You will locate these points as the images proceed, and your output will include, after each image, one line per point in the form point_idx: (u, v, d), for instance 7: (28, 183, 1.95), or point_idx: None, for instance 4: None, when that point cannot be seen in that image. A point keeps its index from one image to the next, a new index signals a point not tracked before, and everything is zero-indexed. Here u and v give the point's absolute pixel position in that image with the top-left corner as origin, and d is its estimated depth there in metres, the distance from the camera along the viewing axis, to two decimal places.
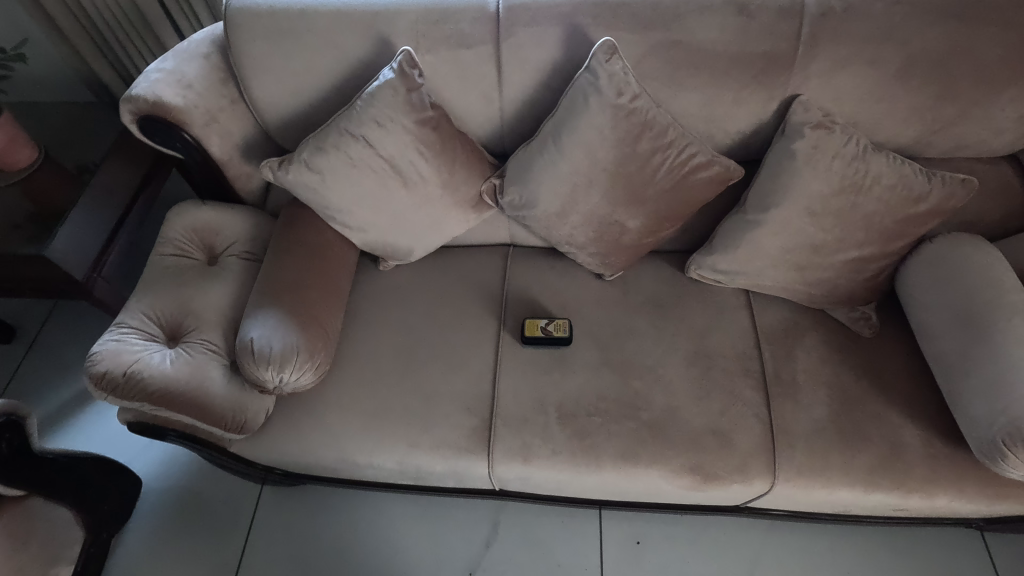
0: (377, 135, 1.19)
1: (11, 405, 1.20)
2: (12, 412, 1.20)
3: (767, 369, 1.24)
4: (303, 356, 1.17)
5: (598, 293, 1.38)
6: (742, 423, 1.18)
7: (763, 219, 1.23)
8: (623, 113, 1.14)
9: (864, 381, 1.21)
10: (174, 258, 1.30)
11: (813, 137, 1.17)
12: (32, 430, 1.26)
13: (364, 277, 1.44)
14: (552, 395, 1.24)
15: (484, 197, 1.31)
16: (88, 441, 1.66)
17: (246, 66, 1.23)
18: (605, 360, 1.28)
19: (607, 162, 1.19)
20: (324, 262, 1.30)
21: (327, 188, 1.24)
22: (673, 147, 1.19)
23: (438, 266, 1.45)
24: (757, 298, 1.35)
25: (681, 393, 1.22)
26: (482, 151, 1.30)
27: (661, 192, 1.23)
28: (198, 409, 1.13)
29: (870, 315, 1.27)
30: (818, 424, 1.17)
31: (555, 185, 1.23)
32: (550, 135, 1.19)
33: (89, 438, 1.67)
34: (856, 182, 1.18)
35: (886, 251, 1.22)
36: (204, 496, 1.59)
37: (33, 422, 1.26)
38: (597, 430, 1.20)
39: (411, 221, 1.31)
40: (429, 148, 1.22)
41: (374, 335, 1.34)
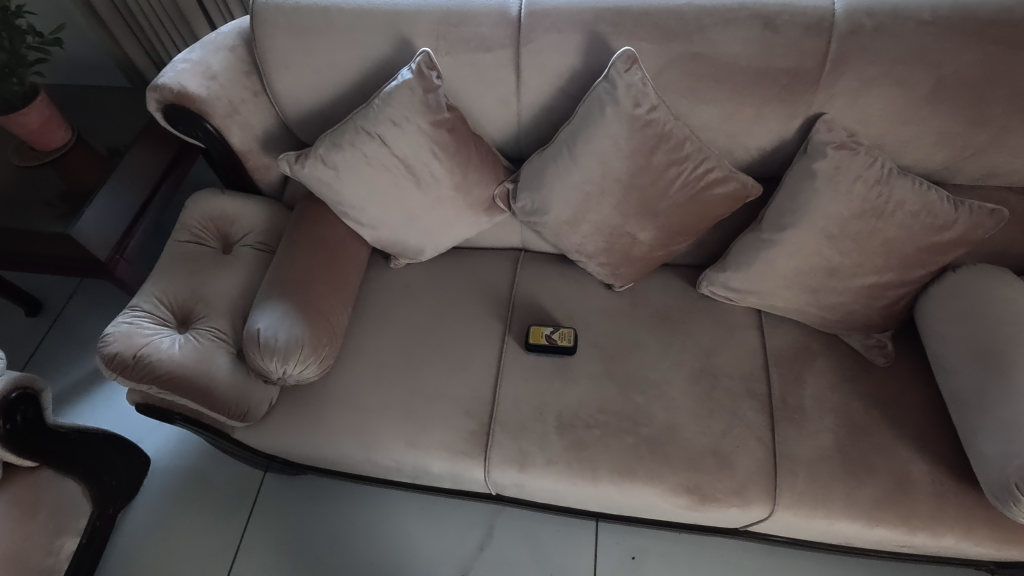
0: (392, 135, 1.20)
1: (28, 379, 1.25)
2: (28, 386, 1.26)
3: (774, 393, 1.21)
4: (307, 349, 1.19)
5: (606, 304, 1.36)
6: (743, 445, 1.16)
7: (778, 238, 1.21)
8: (639, 124, 1.12)
9: (874, 412, 1.17)
10: (189, 244, 1.32)
11: (835, 158, 1.14)
12: (47, 405, 1.31)
13: (374, 274, 1.45)
14: (553, 404, 1.23)
15: (497, 201, 1.31)
16: (102, 417, 1.71)
17: (270, 60, 1.25)
18: (609, 371, 1.26)
19: (621, 173, 1.17)
20: (335, 257, 1.32)
21: (341, 184, 1.26)
22: (689, 160, 1.17)
23: (448, 267, 1.46)
24: (769, 318, 1.31)
25: (684, 411, 1.20)
26: (497, 155, 1.30)
27: (674, 206, 1.20)
28: (204, 395, 1.15)
29: (885, 343, 1.22)
30: (822, 452, 1.14)
31: (567, 192, 1.22)
32: (566, 142, 1.18)
33: (104, 414, 1.72)
34: (878, 206, 1.14)
35: (906, 278, 1.18)
36: (209, 477, 1.63)
37: (49, 397, 1.31)
38: (594, 442, 1.19)
39: (422, 220, 1.31)
40: (443, 150, 1.21)
41: (380, 332, 1.35)
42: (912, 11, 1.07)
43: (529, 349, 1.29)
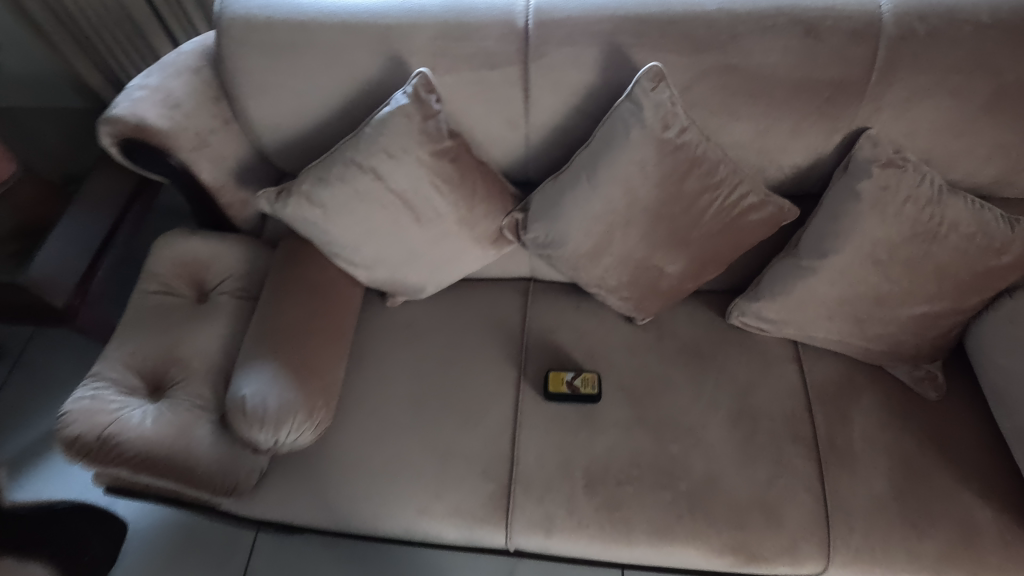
0: (387, 167, 1.05)
1: None
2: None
3: (820, 435, 1.10)
4: (300, 415, 1.05)
5: (629, 339, 1.24)
6: (792, 497, 1.05)
7: (820, 265, 1.10)
8: (668, 148, 1.01)
9: (929, 451, 1.07)
10: (159, 296, 1.17)
11: (882, 177, 1.04)
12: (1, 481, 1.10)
13: (369, 315, 1.31)
14: (579, 458, 1.11)
15: (505, 232, 1.17)
16: (68, 483, 1.50)
17: (242, 84, 1.09)
18: (638, 418, 1.14)
19: (648, 202, 1.05)
20: (327, 304, 1.17)
21: (330, 223, 1.11)
22: (723, 185, 1.05)
23: (451, 303, 1.32)
24: (806, 349, 1.20)
25: (724, 460, 1.09)
26: (504, 182, 1.16)
27: (706, 235, 1.09)
28: (184, 474, 1.00)
29: (936, 374, 1.13)
30: (878, 501, 1.04)
31: (587, 224, 1.09)
32: (584, 169, 1.05)
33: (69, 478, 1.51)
34: (930, 229, 1.04)
35: (960, 305, 1.08)
36: (195, 542, 1.47)
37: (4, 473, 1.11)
38: (628, 500, 1.07)
39: (424, 258, 1.17)
40: (446, 182, 1.08)
41: (381, 382, 1.21)
42: (967, 13, 0.96)
43: (548, 399, 1.16)
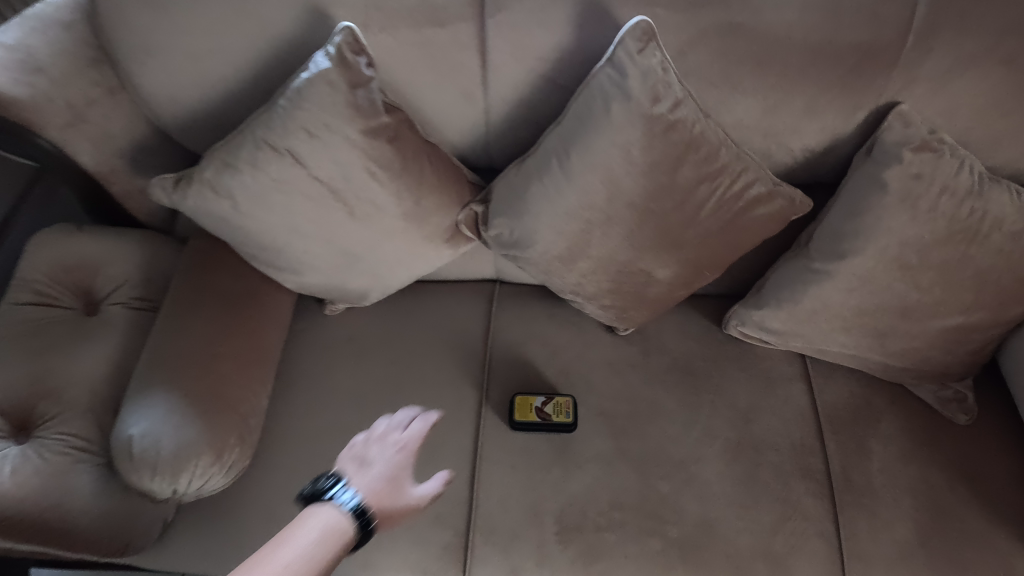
0: (308, 150, 0.84)
1: None
2: None
3: (833, 469, 0.94)
4: (205, 457, 0.85)
5: (611, 354, 1.06)
6: (802, 544, 0.89)
7: (836, 269, 0.92)
8: (659, 127, 0.81)
9: (960, 487, 0.92)
10: (33, 309, 0.94)
11: (913, 164, 0.86)
12: None
13: (304, 326, 1.10)
14: (551, 500, 0.93)
15: (462, 229, 0.97)
16: None
17: (121, 42, 0.85)
18: (621, 450, 0.96)
19: (634, 194, 0.86)
20: (245, 318, 0.96)
21: (242, 218, 0.89)
22: (724, 174, 0.86)
23: (402, 310, 1.12)
24: (815, 365, 1.03)
25: (722, 501, 0.92)
26: (460, 168, 0.96)
27: (704, 234, 0.90)
28: (55, 536, 0.80)
29: (965, 396, 0.97)
30: (903, 549, 0.88)
31: (560, 220, 0.89)
32: (555, 152, 0.86)
33: None
34: (968, 226, 0.87)
35: (998, 316, 0.91)
36: None
37: None
38: (609, 552, 0.89)
39: (363, 260, 0.97)
40: (385, 168, 0.87)
41: (317, 408, 1.02)
42: None
43: (513, 427, 0.98)
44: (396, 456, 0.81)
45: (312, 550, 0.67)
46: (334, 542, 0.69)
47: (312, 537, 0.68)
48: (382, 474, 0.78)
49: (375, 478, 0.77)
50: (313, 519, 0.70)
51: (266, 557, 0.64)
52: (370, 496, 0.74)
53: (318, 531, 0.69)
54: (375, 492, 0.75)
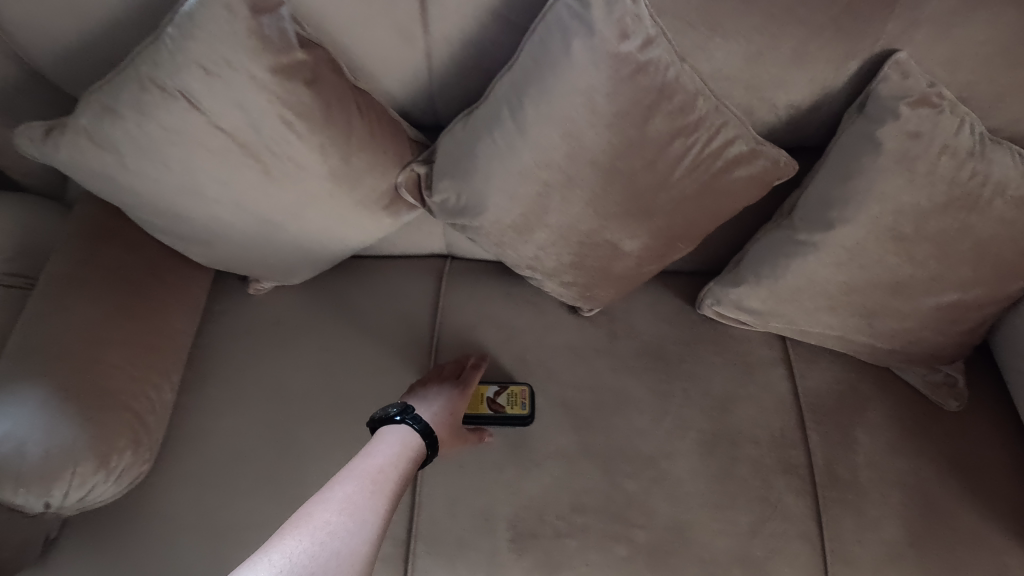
0: (207, 92, 0.69)
1: None
2: None
3: (815, 461, 0.85)
4: (86, 464, 0.71)
5: (574, 338, 0.94)
6: (783, 547, 0.80)
7: (822, 240, 0.82)
8: (627, 70, 0.69)
9: (950, 480, 0.84)
10: None
11: (910, 121, 0.76)
12: None
13: (222, 307, 0.96)
14: (504, 504, 0.81)
15: (403, 193, 0.83)
16: None
17: None
18: (584, 444, 0.85)
19: (597, 151, 0.74)
20: (141, 297, 0.82)
21: (131, 176, 0.74)
22: (702, 128, 0.75)
23: (337, 291, 0.98)
24: (796, 348, 0.94)
25: (696, 501, 0.82)
26: (398, 122, 0.82)
27: (677, 199, 0.79)
28: None
29: (956, 380, 0.89)
30: (891, 549, 0.80)
31: (513, 182, 0.77)
32: (507, 100, 0.73)
33: None
34: (968, 192, 0.78)
35: (996, 293, 0.83)
36: None
37: None
38: (568, 560, 0.79)
39: (286, 229, 0.83)
40: (304, 117, 0.73)
41: (235, 401, 0.88)
42: None
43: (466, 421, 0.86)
44: (453, 393, 0.84)
45: (395, 461, 0.74)
46: (412, 457, 0.76)
47: (392, 450, 0.75)
48: (442, 397, 0.84)
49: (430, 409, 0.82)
50: (388, 440, 0.76)
51: (357, 470, 0.70)
52: (432, 423, 0.80)
53: (395, 448, 0.75)
54: (433, 417, 0.81)
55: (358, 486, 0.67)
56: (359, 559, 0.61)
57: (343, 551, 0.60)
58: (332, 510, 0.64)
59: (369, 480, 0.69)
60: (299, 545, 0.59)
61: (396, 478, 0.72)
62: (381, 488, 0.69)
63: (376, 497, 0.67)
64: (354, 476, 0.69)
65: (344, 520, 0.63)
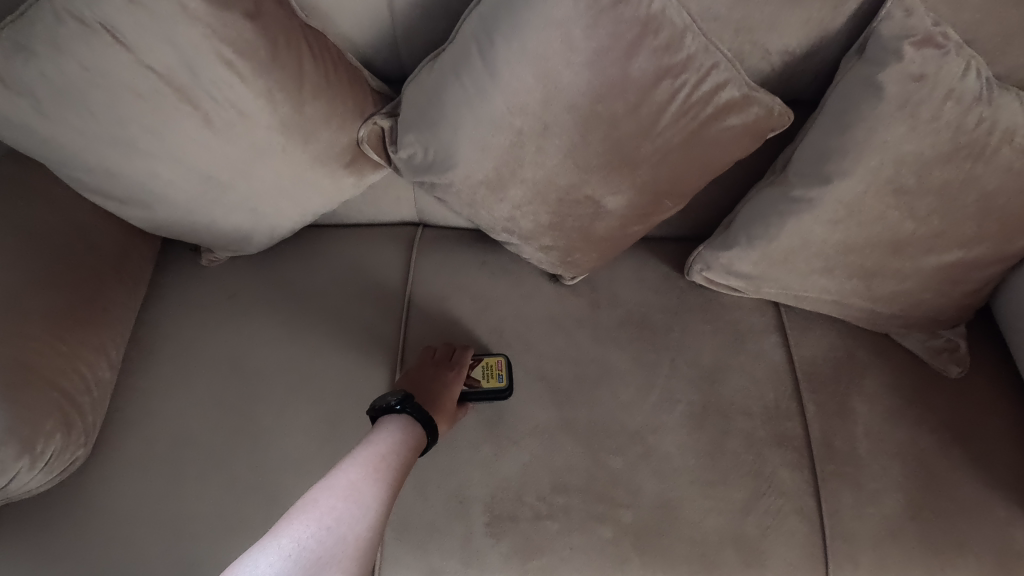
0: (132, 25, 0.61)
1: None
2: None
3: (811, 433, 0.80)
4: (6, 450, 0.62)
5: (554, 307, 0.88)
6: (777, 525, 0.75)
7: (818, 196, 0.77)
8: (607, 0, 0.62)
9: (952, 450, 0.79)
10: None
11: (914, 62, 0.70)
12: None
13: (172, 280, 0.88)
14: (478, 485, 0.75)
15: (365, 150, 0.76)
16: None
17: None
18: (565, 421, 0.79)
19: (575, 94, 0.67)
20: (71, 265, 0.73)
21: (51, 126, 0.66)
22: (690, 70, 0.68)
23: (299, 263, 0.90)
24: (790, 316, 0.89)
25: (685, 478, 0.77)
26: (357, 68, 0.74)
27: (664, 152, 0.73)
28: None
29: (958, 344, 0.84)
30: (891, 523, 0.75)
31: (484, 132, 0.70)
32: (476, 38, 0.66)
33: None
34: (975, 140, 0.72)
35: (1002, 252, 0.78)
36: None
37: None
38: (550, 543, 0.73)
39: (236, 189, 0.75)
40: (247, 57, 0.65)
41: (185, 381, 0.80)
42: None
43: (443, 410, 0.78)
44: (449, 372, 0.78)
45: (401, 445, 0.67)
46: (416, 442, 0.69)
47: (393, 434, 0.68)
48: (438, 380, 0.76)
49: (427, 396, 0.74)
50: (392, 423, 0.69)
51: (363, 454, 0.63)
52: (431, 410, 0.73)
53: (400, 431, 0.68)
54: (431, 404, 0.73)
55: (361, 472, 0.61)
56: (364, 549, 0.56)
57: (347, 541, 0.55)
58: (336, 498, 0.58)
59: (373, 466, 0.62)
60: (306, 531, 0.55)
61: (400, 465, 0.65)
62: (386, 475, 0.62)
63: (382, 484, 0.61)
64: (359, 462, 0.63)
65: (347, 509, 0.57)
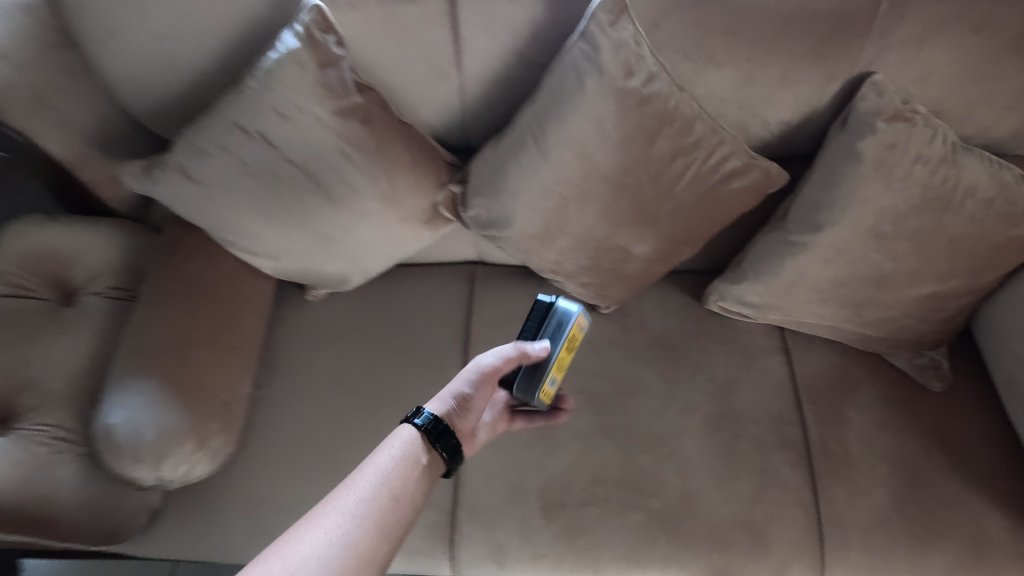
0: (280, 131, 0.84)
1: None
2: None
3: (811, 438, 0.95)
4: (189, 442, 0.85)
5: (592, 332, 1.06)
6: (780, 513, 0.90)
7: (812, 241, 0.93)
8: (632, 101, 0.81)
9: (935, 452, 0.94)
10: (9, 301, 0.93)
11: (888, 133, 0.86)
12: None
13: (285, 312, 1.10)
14: (534, 478, 0.93)
15: (441, 210, 0.95)
16: None
17: (86, 27, 0.84)
18: (603, 426, 0.97)
19: (609, 169, 0.86)
20: (223, 303, 0.96)
21: (216, 203, 0.88)
22: (700, 147, 0.86)
23: (383, 296, 1.11)
24: (794, 338, 1.05)
25: (702, 473, 0.93)
26: (436, 148, 0.94)
27: (681, 209, 0.90)
28: (42, 526, 0.80)
29: (940, 362, 0.99)
30: (878, 513, 0.90)
31: (536, 198, 0.89)
32: (530, 129, 0.85)
33: None
34: (942, 194, 0.87)
35: (971, 284, 0.93)
36: None
37: None
38: (593, 524, 0.91)
39: (342, 244, 0.96)
40: (359, 149, 0.86)
41: (300, 393, 1.02)
42: None
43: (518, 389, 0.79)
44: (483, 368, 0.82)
45: (403, 460, 0.70)
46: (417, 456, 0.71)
47: (372, 473, 0.67)
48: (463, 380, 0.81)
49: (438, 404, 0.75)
50: (393, 441, 0.72)
51: (358, 474, 0.67)
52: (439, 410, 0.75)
53: (401, 447, 0.71)
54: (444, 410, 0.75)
55: (353, 493, 0.65)
56: None
57: None
58: (330, 519, 0.63)
59: (366, 487, 0.66)
60: None
61: (388, 494, 0.66)
62: (379, 493, 0.66)
63: (376, 502, 0.65)
64: (355, 485, 0.67)
65: (341, 529, 0.62)
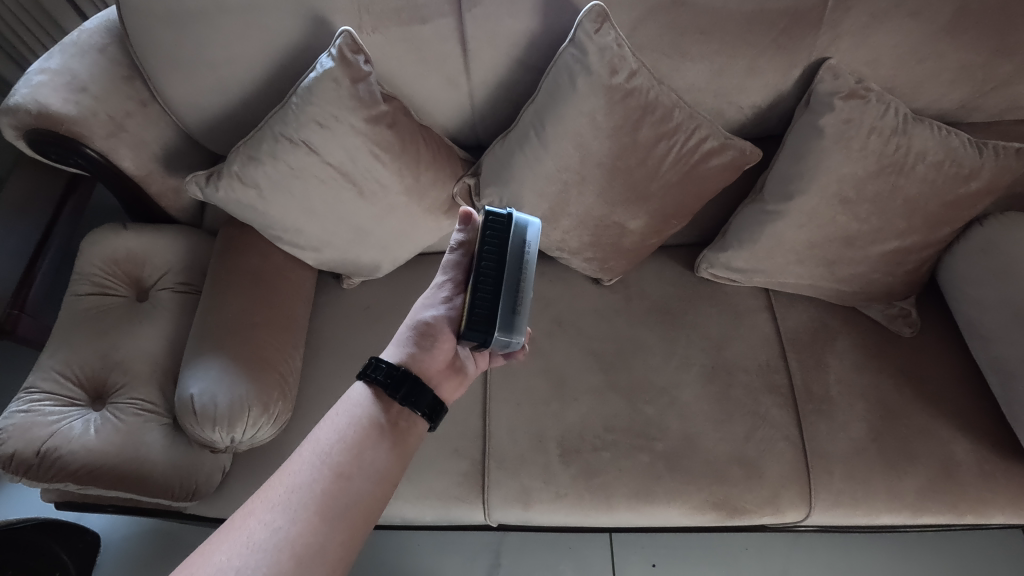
0: (321, 139, 0.98)
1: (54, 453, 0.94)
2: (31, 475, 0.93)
3: (796, 382, 1.08)
4: (255, 408, 0.99)
5: (598, 302, 1.19)
6: (771, 449, 1.03)
7: (786, 209, 1.05)
8: (618, 95, 0.95)
9: (906, 389, 1.06)
10: (94, 298, 1.08)
11: (845, 110, 0.98)
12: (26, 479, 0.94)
13: (325, 299, 1.24)
14: (553, 429, 1.06)
15: (458, 200, 1.10)
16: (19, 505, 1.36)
17: (155, 61, 0.99)
18: (611, 382, 1.10)
19: (602, 155, 0.99)
20: (275, 290, 1.10)
21: (267, 204, 1.03)
22: (680, 132, 1.00)
23: (411, 281, 1.26)
24: (778, 297, 1.18)
25: (700, 418, 1.06)
26: (453, 147, 1.09)
27: (667, 187, 1.04)
28: (137, 481, 0.95)
29: (909, 311, 1.11)
30: (858, 445, 1.02)
31: (541, 184, 1.03)
32: (532, 124, 0.99)
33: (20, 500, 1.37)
34: (897, 160, 0.99)
35: (928, 239, 1.05)
36: (180, 530, 1.36)
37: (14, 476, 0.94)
38: (606, 466, 1.03)
39: (374, 234, 1.10)
40: (387, 150, 1.01)
41: (344, 368, 1.16)
42: None
43: (483, 336, 0.71)
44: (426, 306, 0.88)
45: (346, 436, 0.71)
46: (372, 424, 0.73)
47: (328, 446, 0.69)
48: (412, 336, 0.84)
49: (397, 349, 0.80)
50: (343, 417, 0.73)
51: (297, 459, 0.68)
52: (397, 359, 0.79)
53: (349, 421, 0.73)
54: (404, 360, 0.79)
55: (290, 481, 0.66)
56: None
57: None
58: (262, 512, 0.63)
59: (304, 472, 0.67)
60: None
61: (340, 463, 0.68)
62: (320, 477, 0.67)
63: (314, 486, 0.66)
64: (292, 471, 0.67)
65: (272, 521, 0.63)
